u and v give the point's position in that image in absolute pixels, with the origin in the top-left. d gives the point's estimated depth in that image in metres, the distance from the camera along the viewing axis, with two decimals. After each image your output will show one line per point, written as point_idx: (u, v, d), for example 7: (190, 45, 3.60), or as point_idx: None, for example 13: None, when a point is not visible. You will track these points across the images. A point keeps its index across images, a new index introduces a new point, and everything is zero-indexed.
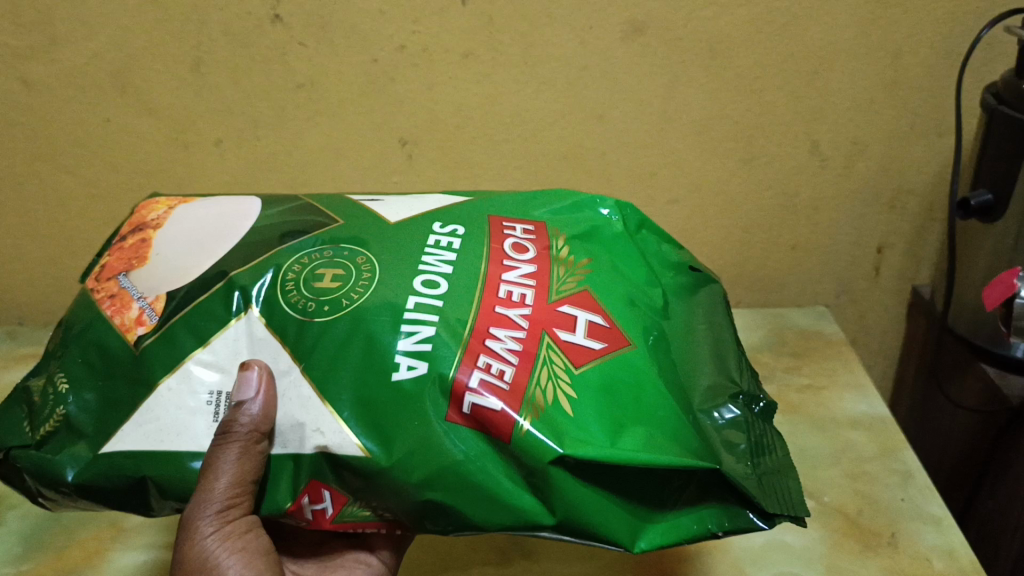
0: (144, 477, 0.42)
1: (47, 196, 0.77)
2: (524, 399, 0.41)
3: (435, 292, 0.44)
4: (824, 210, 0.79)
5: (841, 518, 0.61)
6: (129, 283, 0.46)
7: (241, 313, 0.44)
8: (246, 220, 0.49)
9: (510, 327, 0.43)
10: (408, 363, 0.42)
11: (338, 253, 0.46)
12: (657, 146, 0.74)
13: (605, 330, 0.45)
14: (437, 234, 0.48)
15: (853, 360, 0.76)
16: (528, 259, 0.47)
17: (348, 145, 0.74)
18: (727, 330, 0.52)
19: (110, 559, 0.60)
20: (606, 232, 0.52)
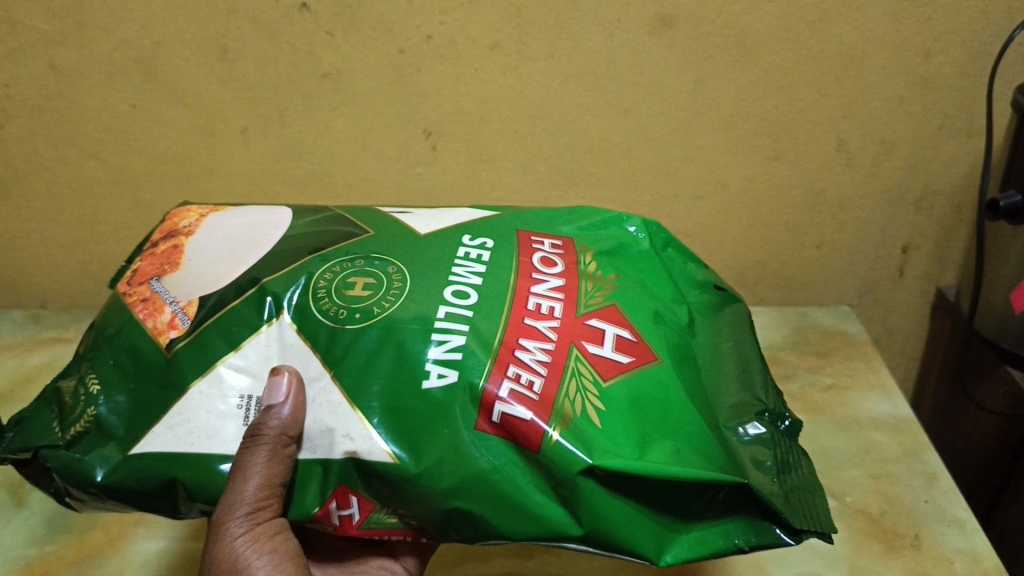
0: (174, 480, 0.42)
1: (73, 182, 0.77)
2: (553, 410, 0.41)
3: (466, 302, 0.44)
4: (851, 210, 0.79)
5: (863, 518, 0.61)
6: (161, 288, 0.46)
7: (272, 319, 0.44)
8: (278, 229, 0.49)
9: (539, 338, 0.43)
10: (438, 372, 0.42)
11: (369, 263, 0.46)
12: (682, 142, 0.74)
13: (632, 344, 0.45)
14: (467, 246, 0.48)
15: (875, 359, 0.76)
16: (556, 273, 0.47)
17: (373, 135, 0.74)
18: (752, 349, 0.51)
19: (132, 543, 0.61)
20: (632, 249, 0.52)
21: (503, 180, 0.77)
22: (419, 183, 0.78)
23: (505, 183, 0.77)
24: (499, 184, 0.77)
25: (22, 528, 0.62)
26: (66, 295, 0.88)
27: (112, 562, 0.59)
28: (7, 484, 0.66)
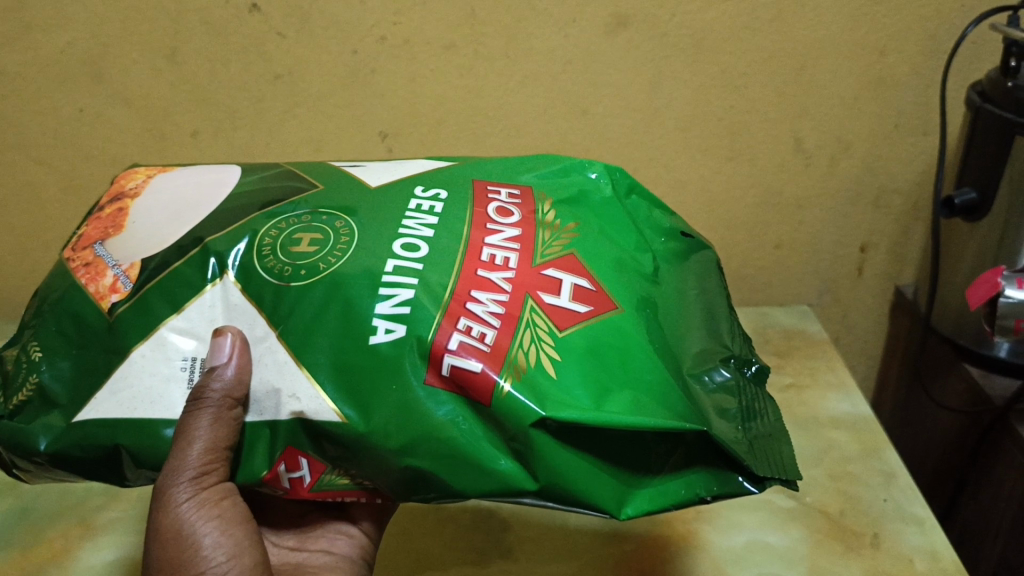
0: (118, 446, 0.41)
1: (18, 186, 0.75)
2: (505, 361, 0.39)
3: (414, 255, 0.42)
4: (809, 207, 0.79)
5: (823, 518, 0.60)
6: (103, 252, 0.44)
7: (216, 279, 0.42)
8: (224, 186, 0.47)
9: (492, 290, 0.42)
10: (386, 326, 0.40)
11: (316, 218, 0.44)
12: (640, 143, 0.74)
13: (591, 293, 0.43)
14: (419, 198, 0.46)
15: (836, 359, 0.74)
16: (512, 223, 0.45)
17: (329, 139, 0.73)
18: (720, 297, 0.49)
19: (76, 557, 0.57)
20: (594, 196, 0.50)
21: None
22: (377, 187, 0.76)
23: None
24: None
25: None
26: (11, 306, 0.84)
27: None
28: None
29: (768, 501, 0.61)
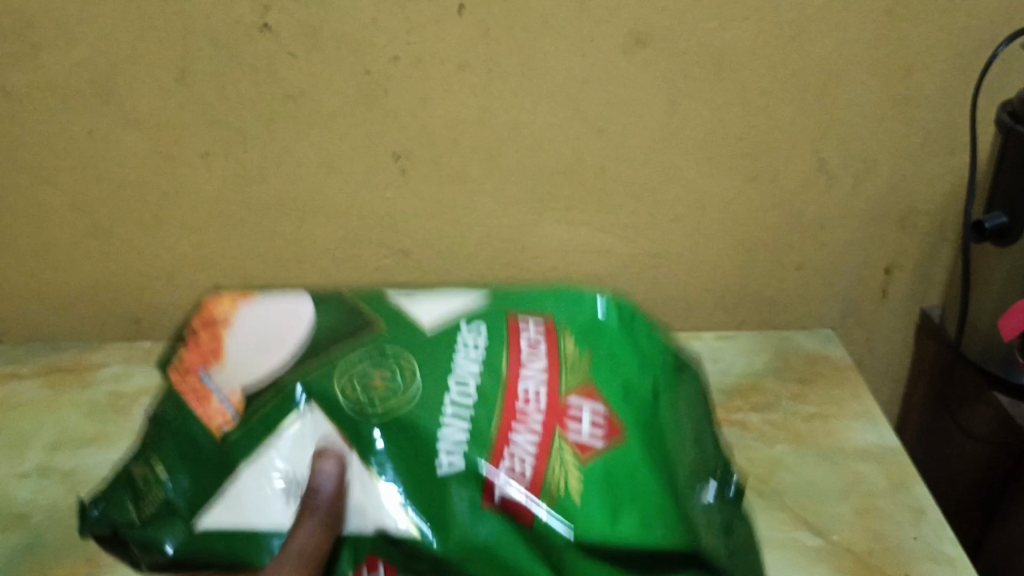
0: (231, 562, 0.40)
1: (20, 210, 0.73)
2: (543, 489, 0.41)
3: (468, 397, 0.43)
4: (832, 228, 0.76)
5: (850, 558, 0.56)
6: (208, 380, 0.45)
7: (299, 408, 0.42)
8: (307, 318, 0.48)
9: (526, 421, 0.43)
10: (447, 459, 0.41)
11: (382, 359, 0.44)
12: (659, 163, 0.72)
13: (606, 424, 0.45)
14: (466, 334, 0.47)
15: (861, 387, 0.71)
16: (541, 362, 0.46)
17: (340, 160, 0.71)
18: (713, 446, 0.50)
19: None
20: (608, 330, 0.51)
21: (475, 207, 0.74)
22: (387, 210, 0.73)
23: (477, 210, 0.74)
24: (471, 211, 0.74)
25: None
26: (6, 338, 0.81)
27: None
28: None
29: (792, 538, 0.57)
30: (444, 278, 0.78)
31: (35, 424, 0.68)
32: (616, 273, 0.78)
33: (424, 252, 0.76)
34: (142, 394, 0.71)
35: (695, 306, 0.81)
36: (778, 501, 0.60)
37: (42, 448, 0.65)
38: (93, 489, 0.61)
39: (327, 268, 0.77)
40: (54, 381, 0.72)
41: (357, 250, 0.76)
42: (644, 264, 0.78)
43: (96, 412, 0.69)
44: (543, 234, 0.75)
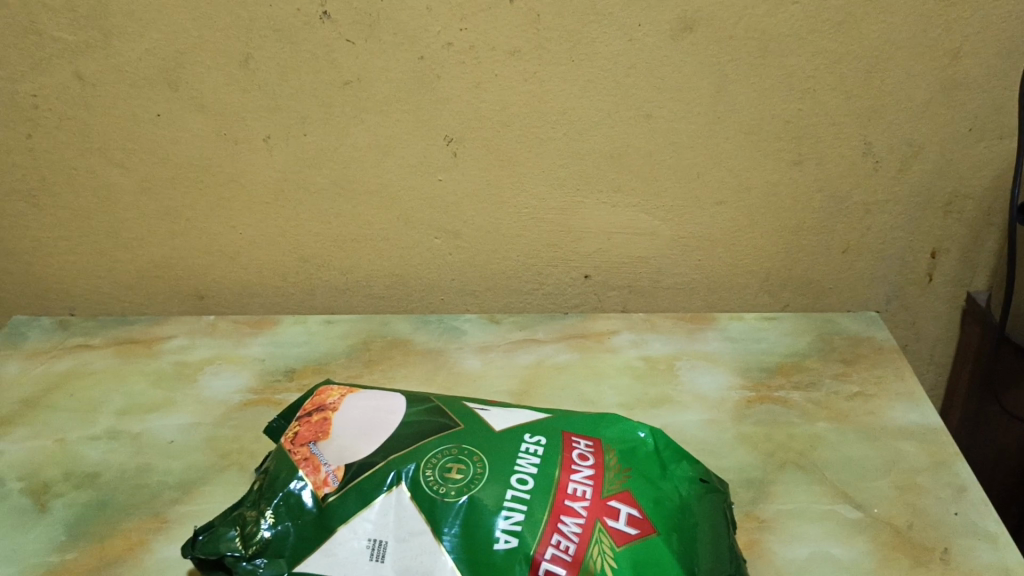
0: None
1: (90, 192, 0.76)
2: (581, 567, 0.49)
3: (525, 487, 0.52)
4: (877, 212, 0.77)
5: (890, 530, 0.57)
6: (318, 450, 0.55)
7: (391, 486, 0.52)
8: (396, 414, 0.57)
9: (572, 514, 0.51)
10: (504, 538, 0.50)
11: (461, 452, 0.54)
12: (705, 147, 0.73)
13: (640, 520, 0.51)
14: (527, 442, 0.55)
15: (904, 367, 0.72)
16: (589, 464, 0.54)
17: (394, 143, 0.73)
18: (733, 537, 0.55)
19: (152, 550, 0.56)
20: (642, 452, 0.57)
21: (524, 188, 0.76)
22: (439, 191, 0.76)
23: (526, 191, 0.76)
24: (520, 192, 0.76)
25: (42, 537, 0.58)
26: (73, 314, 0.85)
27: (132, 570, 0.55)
28: (31, 489, 0.62)
29: (831, 511, 0.58)
30: (493, 258, 0.80)
31: (106, 392, 0.71)
32: (661, 255, 0.79)
33: (474, 232, 0.78)
34: (206, 364, 0.74)
35: (741, 288, 0.82)
36: (818, 475, 0.61)
37: (113, 413, 0.69)
38: (161, 452, 0.65)
39: (381, 246, 0.79)
40: (124, 352, 0.76)
41: (409, 230, 0.78)
42: (689, 246, 0.79)
43: (164, 379, 0.72)
44: (589, 215, 0.77)
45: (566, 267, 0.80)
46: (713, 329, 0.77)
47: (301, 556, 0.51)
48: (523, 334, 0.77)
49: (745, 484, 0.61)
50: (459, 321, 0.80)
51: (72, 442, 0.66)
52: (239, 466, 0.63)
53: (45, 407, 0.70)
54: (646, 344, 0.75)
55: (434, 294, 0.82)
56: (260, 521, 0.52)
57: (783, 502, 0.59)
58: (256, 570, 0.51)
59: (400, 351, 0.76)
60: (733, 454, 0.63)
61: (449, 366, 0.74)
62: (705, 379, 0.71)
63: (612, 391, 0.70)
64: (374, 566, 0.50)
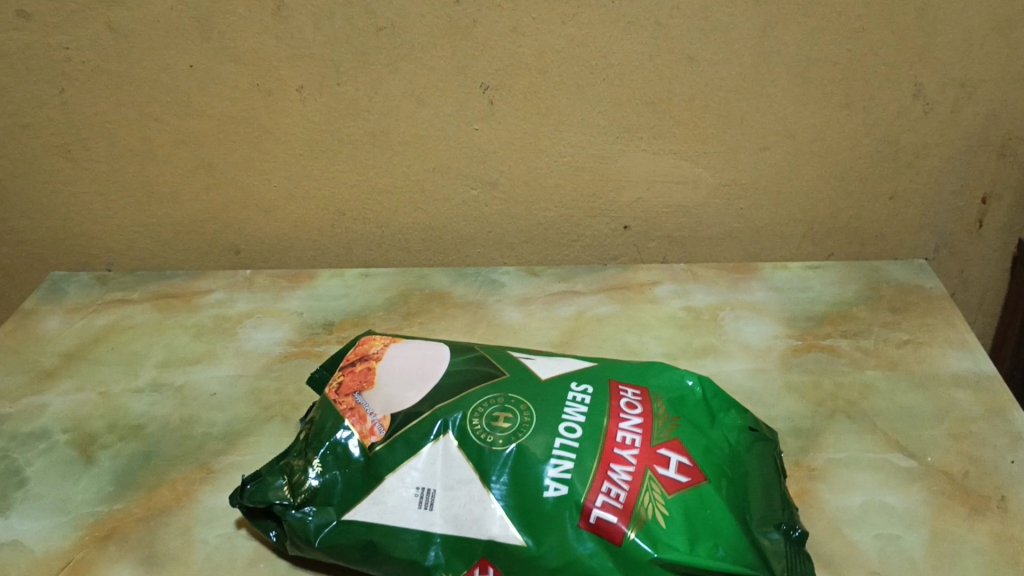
0: (371, 541, 0.50)
1: (126, 146, 0.76)
2: (632, 514, 0.48)
3: (574, 435, 0.51)
4: (927, 157, 0.75)
5: (945, 478, 0.56)
6: (364, 399, 0.54)
7: (438, 436, 0.51)
8: (441, 363, 0.57)
9: (622, 462, 0.50)
10: (554, 485, 0.49)
11: (508, 400, 0.53)
12: (750, 91, 0.71)
13: (690, 469, 0.51)
14: (573, 390, 0.54)
15: (955, 315, 0.70)
16: (637, 412, 0.53)
17: (430, 92, 0.72)
18: (783, 485, 0.54)
19: (199, 500, 0.57)
20: (690, 401, 0.56)
21: (563, 136, 0.74)
22: (476, 141, 0.74)
23: (565, 140, 0.74)
24: (558, 140, 0.74)
25: (90, 487, 0.58)
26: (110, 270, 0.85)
27: (181, 519, 0.55)
28: (77, 440, 0.62)
29: (884, 460, 0.57)
30: (530, 209, 0.78)
31: (147, 346, 0.71)
32: (703, 204, 0.78)
33: (512, 183, 0.77)
34: (245, 317, 0.74)
35: (784, 237, 0.80)
36: (869, 423, 0.60)
37: (155, 366, 0.69)
38: (204, 404, 0.65)
39: (417, 198, 0.78)
40: (164, 307, 0.77)
41: (445, 180, 0.77)
42: (731, 194, 0.77)
43: (204, 333, 0.73)
44: (629, 163, 0.75)
45: (605, 218, 0.79)
46: (756, 279, 0.76)
47: (350, 504, 0.51)
48: (563, 286, 0.76)
49: (794, 433, 0.60)
50: (497, 274, 0.79)
51: (116, 395, 0.66)
52: (283, 417, 0.63)
53: (88, 361, 0.70)
54: (688, 294, 0.74)
55: (470, 246, 0.81)
56: (307, 470, 0.52)
57: (835, 451, 0.58)
58: (305, 518, 0.51)
59: (439, 303, 0.75)
60: (781, 403, 0.62)
61: (489, 318, 0.73)
62: (750, 329, 0.70)
63: (656, 342, 0.69)
64: (423, 514, 0.50)
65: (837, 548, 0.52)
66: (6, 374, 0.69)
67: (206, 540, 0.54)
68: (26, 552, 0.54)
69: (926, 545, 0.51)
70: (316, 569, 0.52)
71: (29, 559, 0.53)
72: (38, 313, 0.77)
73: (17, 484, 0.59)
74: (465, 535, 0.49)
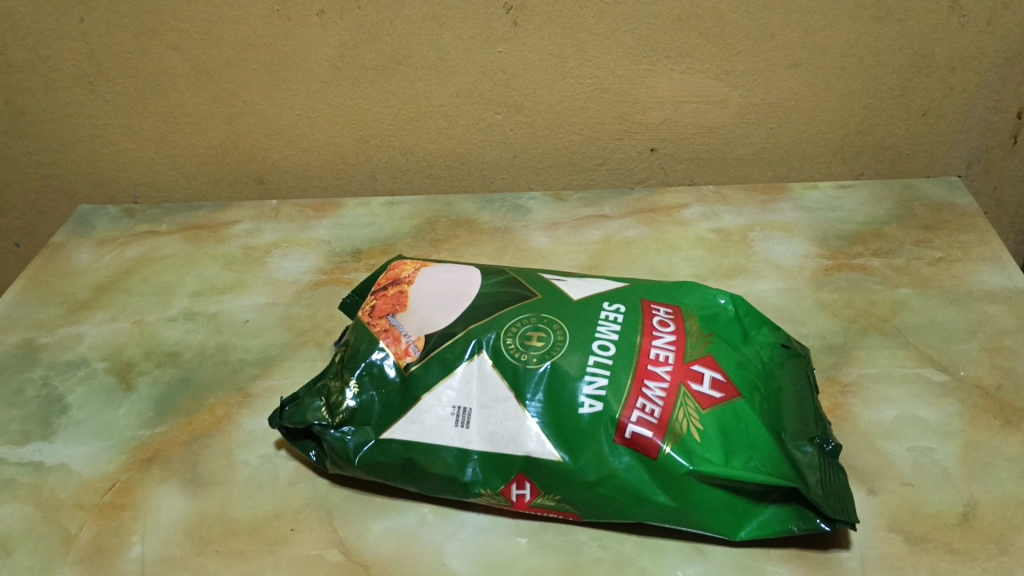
0: (410, 459, 0.51)
1: (148, 77, 0.75)
2: (668, 429, 0.48)
3: (608, 353, 0.51)
4: (962, 71, 0.73)
5: (978, 392, 0.56)
6: (398, 321, 0.55)
7: (473, 356, 0.52)
8: (473, 285, 0.57)
9: (656, 378, 0.50)
10: (589, 402, 0.49)
11: (541, 320, 0.53)
12: (781, 5, 0.69)
13: (724, 384, 0.51)
14: (606, 309, 0.54)
15: (989, 231, 0.69)
16: (670, 330, 0.53)
17: (453, 14, 0.70)
18: (817, 400, 0.54)
19: (238, 423, 0.58)
20: (722, 319, 0.56)
21: (588, 57, 0.72)
22: (500, 64, 0.73)
23: (591, 60, 0.73)
24: (583, 61, 0.73)
25: (131, 412, 0.59)
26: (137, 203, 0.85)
27: (221, 442, 0.56)
28: (115, 368, 0.63)
29: (916, 374, 0.57)
30: (556, 133, 0.78)
31: (179, 277, 0.72)
32: (730, 124, 0.76)
33: (536, 106, 0.76)
34: (274, 247, 0.75)
35: (813, 157, 0.79)
36: (901, 339, 0.60)
37: (187, 296, 0.70)
38: (238, 332, 0.66)
39: (440, 125, 0.77)
40: (192, 238, 0.77)
41: (468, 105, 0.76)
42: (761, 113, 0.76)
43: (234, 263, 0.73)
44: (656, 84, 0.74)
45: (631, 140, 0.78)
46: (785, 200, 0.75)
47: (388, 424, 0.52)
48: (590, 211, 0.76)
49: (826, 350, 0.60)
50: (523, 200, 0.79)
51: (150, 324, 0.67)
52: (316, 343, 0.64)
53: (121, 292, 0.71)
54: (717, 217, 0.74)
55: (495, 172, 0.80)
56: (345, 390, 0.53)
57: (867, 366, 0.58)
58: (344, 437, 0.52)
59: (466, 230, 0.75)
60: (812, 321, 0.62)
61: (517, 243, 0.73)
62: (780, 249, 0.70)
63: (685, 264, 0.69)
64: (460, 432, 0.50)
65: (869, 460, 0.52)
66: (42, 306, 0.70)
67: (248, 461, 0.55)
68: (73, 474, 0.55)
69: (959, 456, 0.52)
70: (356, 487, 0.53)
71: (76, 482, 0.54)
72: (68, 246, 0.78)
73: (60, 410, 0.60)
74: (502, 452, 0.50)
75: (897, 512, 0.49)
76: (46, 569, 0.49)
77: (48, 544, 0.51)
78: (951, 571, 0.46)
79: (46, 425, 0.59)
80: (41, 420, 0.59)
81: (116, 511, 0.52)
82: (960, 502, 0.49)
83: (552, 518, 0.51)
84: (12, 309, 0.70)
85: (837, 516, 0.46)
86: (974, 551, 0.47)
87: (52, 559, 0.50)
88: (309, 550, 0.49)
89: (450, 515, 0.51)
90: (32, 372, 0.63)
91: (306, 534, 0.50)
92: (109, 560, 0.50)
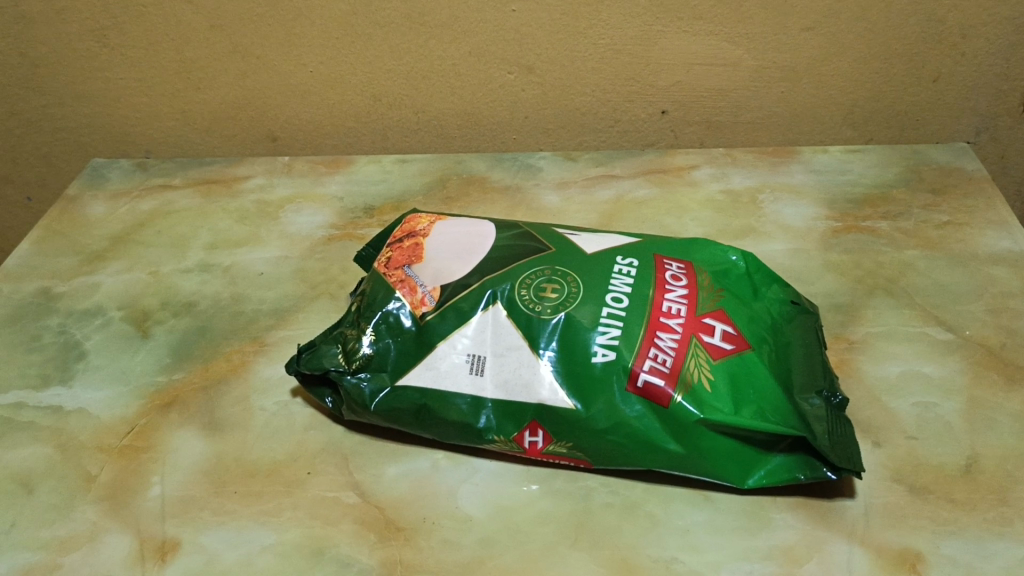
0: (425, 405, 0.52)
1: (160, 30, 0.75)
2: (679, 379, 0.49)
3: (621, 305, 0.52)
4: (974, 37, 0.73)
5: (982, 350, 0.57)
6: (413, 272, 0.55)
7: (488, 306, 0.53)
8: (487, 238, 0.58)
9: (668, 330, 0.51)
10: (602, 351, 0.50)
11: (555, 272, 0.54)
12: None
13: (734, 338, 0.52)
14: (619, 263, 0.55)
15: (997, 197, 0.70)
16: (682, 284, 0.54)
17: None
18: (824, 355, 0.55)
19: (254, 370, 0.59)
20: (733, 275, 0.56)
21: (602, 17, 0.73)
22: (513, 23, 0.73)
23: (604, 21, 0.73)
24: (597, 21, 0.73)
25: (148, 359, 0.60)
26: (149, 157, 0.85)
27: (238, 388, 0.57)
28: (131, 317, 0.64)
29: (922, 333, 0.58)
30: (568, 93, 0.78)
31: (193, 230, 0.73)
32: (742, 87, 0.77)
33: (548, 66, 0.76)
34: (286, 202, 0.75)
35: (823, 121, 0.79)
36: (907, 299, 0.61)
37: (202, 248, 0.71)
38: (252, 283, 0.66)
39: (453, 83, 0.77)
40: (205, 192, 0.78)
41: (481, 64, 0.76)
42: (772, 77, 0.76)
43: (247, 217, 0.74)
44: (668, 45, 0.74)
45: (642, 102, 0.78)
46: (795, 163, 0.76)
47: (404, 371, 0.53)
48: (601, 171, 0.77)
49: (833, 308, 0.61)
50: (534, 160, 0.80)
51: (165, 274, 0.68)
52: (330, 295, 0.65)
53: (135, 243, 0.72)
54: (727, 178, 0.75)
55: (507, 132, 0.81)
56: (361, 338, 0.54)
57: (874, 325, 0.59)
58: (360, 383, 0.53)
59: (477, 189, 0.76)
60: (820, 281, 0.63)
61: (528, 202, 0.74)
62: (789, 211, 0.70)
63: (695, 224, 0.70)
64: (474, 380, 0.51)
65: (875, 414, 0.53)
66: (57, 256, 0.71)
67: (264, 407, 0.56)
68: (93, 417, 0.56)
69: (962, 412, 0.53)
70: (370, 433, 0.54)
71: (96, 424, 0.55)
72: (82, 199, 0.78)
73: (78, 356, 0.61)
74: (515, 399, 0.51)
75: (901, 463, 0.50)
76: (68, 507, 0.51)
77: (68, 483, 0.52)
78: (952, 520, 0.47)
79: (64, 370, 0.60)
80: (59, 365, 0.60)
81: (136, 452, 0.53)
82: (962, 455, 0.50)
83: (563, 465, 0.52)
84: (27, 259, 0.71)
85: (843, 465, 0.47)
86: (975, 501, 0.48)
87: (73, 498, 0.51)
88: (325, 492, 0.51)
89: (463, 461, 0.52)
90: (49, 319, 0.64)
91: (323, 476, 0.52)
92: (130, 499, 0.51)
